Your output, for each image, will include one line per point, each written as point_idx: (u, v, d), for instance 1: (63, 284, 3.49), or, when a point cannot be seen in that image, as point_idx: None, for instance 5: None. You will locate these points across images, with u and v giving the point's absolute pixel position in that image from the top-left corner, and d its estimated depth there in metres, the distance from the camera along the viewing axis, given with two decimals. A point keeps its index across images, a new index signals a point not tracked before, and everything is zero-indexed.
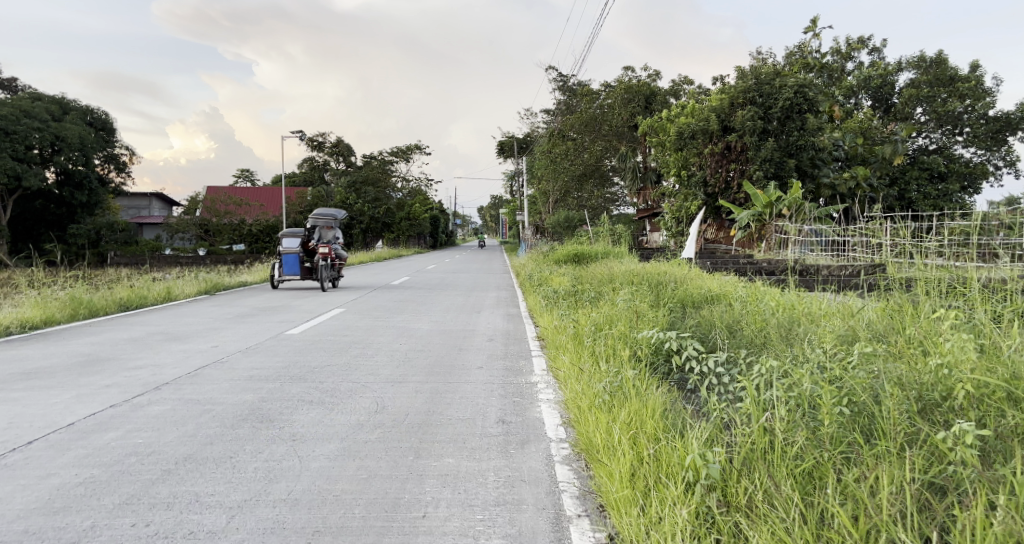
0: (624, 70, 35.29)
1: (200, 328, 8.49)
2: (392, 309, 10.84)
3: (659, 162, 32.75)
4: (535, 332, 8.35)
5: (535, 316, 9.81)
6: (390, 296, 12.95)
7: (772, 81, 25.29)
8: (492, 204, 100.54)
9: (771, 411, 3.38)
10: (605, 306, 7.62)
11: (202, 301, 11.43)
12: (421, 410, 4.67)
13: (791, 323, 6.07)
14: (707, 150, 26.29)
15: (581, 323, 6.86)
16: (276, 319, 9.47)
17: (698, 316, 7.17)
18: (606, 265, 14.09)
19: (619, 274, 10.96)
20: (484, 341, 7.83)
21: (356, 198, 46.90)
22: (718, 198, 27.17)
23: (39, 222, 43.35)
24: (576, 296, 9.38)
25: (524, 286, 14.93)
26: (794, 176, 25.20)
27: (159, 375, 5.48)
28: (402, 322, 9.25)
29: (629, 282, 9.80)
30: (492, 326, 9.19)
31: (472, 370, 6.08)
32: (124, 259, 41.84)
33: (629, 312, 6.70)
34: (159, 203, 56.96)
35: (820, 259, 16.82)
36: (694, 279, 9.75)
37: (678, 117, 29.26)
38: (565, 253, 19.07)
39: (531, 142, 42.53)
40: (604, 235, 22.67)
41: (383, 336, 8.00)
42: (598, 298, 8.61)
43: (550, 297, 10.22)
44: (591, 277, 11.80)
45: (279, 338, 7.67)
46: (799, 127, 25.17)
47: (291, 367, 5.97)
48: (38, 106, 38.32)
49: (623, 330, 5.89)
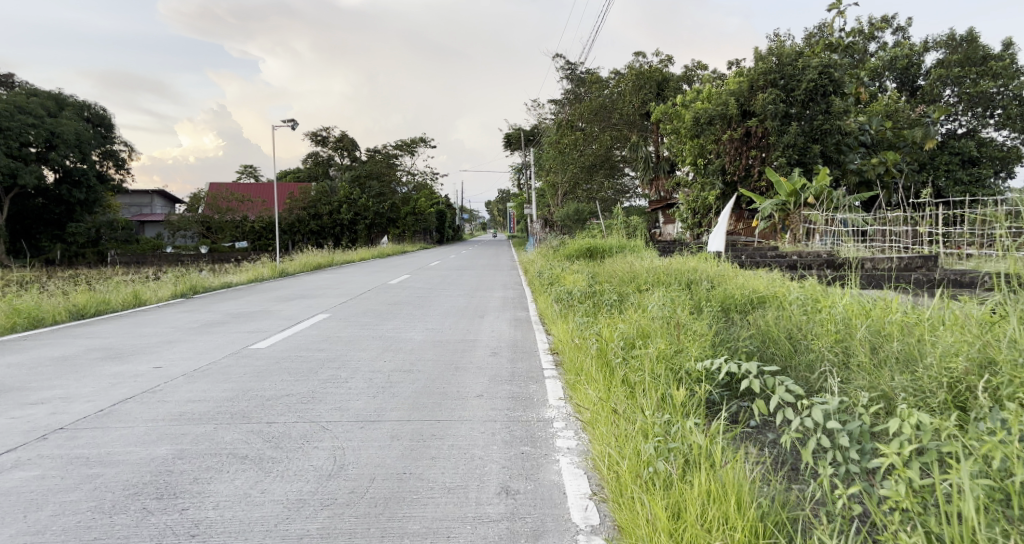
0: (636, 55, 33.91)
1: (153, 341, 7.19)
2: (384, 315, 9.53)
3: (673, 150, 31.39)
4: (547, 345, 7.04)
5: (547, 322, 8.51)
6: (384, 298, 11.63)
7: (794, 62, 23.90)
8: (500, 198, 99.75)
9: (949, 512, 2.06)
10: (635, 313, 6.28)
11: (173, 307, 10.15)
12: (392, 472, 3.35)
13: (879, 339, 4.73)
14: (726, 136, 24.89)
15: (606, 337, 5.56)
16: (247, 328, 8.17)
17: (751, 326, 5.87)
18: (624, 260, 12.75)
19: (641, 271, 9.67)
20: (488, 356, 6.53)
21: (360, 193, 45.75)
22: (737, 186, 25.59)
23: (37, 221, 42.42)
24: (593, 300, 8.07)
25: (533, 284, 13.61)
26: (819, 163, 23.71)
27: (57, 414, 4.17)
28: (391, 332, 7.93)
29: (655, 282, 8.51)
30: (497, 336, 7.84)
31: (470, 401, 4.77)
32: (124, 257, 40.86)
33: (667, 323, 5.40)
34: (161, 200, 56.06)
35: (858, 250, 15.46)
36: (732, 278, 8.41)
37: (694, 103, 27.97)
38: (578, 247, 17.74)
39: (538, 134, 41.13)
40: (618, 228, 21.30)
41: (367, 351, 6.69)
42: (623, 304, 7.32)
43: (563, 299, 8.89)
44: (609, 275, 10.49)
45: (240, 355, 6.37)
46: (824, 110, 23.71)
47: (239, 399, 4.67)
48: (34, 101, 37.30)
49: (666, 350, 4.58)
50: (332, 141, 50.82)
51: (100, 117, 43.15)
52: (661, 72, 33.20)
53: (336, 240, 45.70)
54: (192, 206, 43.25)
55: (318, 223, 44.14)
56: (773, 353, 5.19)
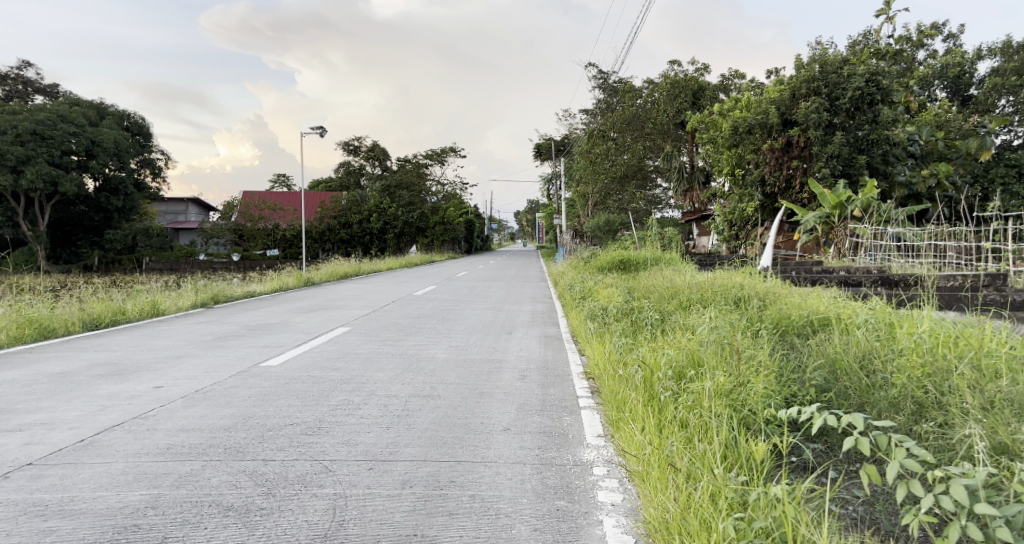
0: (670, 63, 33.26)
1: (160, 356, 6.75)
2: (407, 329, 9.01)
3: (709, 160, 30.55)
4: (582, 368, 6.42)
5: (580, 341, 7.85)
6: (408, 311, 11.11)
7: (839, 69, 22.95)
8: (530, 208, 99.61)
9: None
10: (682, 336, 5.60)
11: (190, 317, 9.78)
12: (400, 535, 2.77)
13: (984, 377, 4.00)
14: (766, 145, 24.05)
15: (652, 364, 4.92)
16: (262, 343, 7.72)
17: (817, 354, 5.15)
18: (661, 274, 12.08)
19: (681, 286, 8.97)
20: (516, 380, 5.92)
21: (390, 202, 45.47)
22: (778, 197, 24.77)
23: (77, 228, 43.40)
24: (631, 318, 7.40)
25: (564, 298, 13.01)
26: (865, 174, 22.65)
27: (30, 444, 3.68)
28: (412, 350, 7.37)
29: (699, 300, 7.80)
30: (526, 355, 7.23)
31: (496, 436, 4.17)
32: (159, 264, 41.50)
33: (722, 351, 4.73)
34: (196, 208, 57.07)
35: (912, 267, 14.55)
36: (785, 297, 7.68)
37: (732, 111, 27.24)
38: (610, 258, 17.09)
39: (568, 144, 40.54)
40: (653, 239, 20.55)
41: (385, 371, 6.14)
42: (667, 324, 6.63)
43: (598, 316, 8.22)
44: (646, 289, 9.82)
45: (250, 373, 5.89)
46: (871, 119, 22.65)
47: (236, 429, 4.12)
48: (76, 110, 38.28)
49: (727, 385, 3.92)
50: (364, 151, 50.98)
51: (140, 126, 44.16)
52: (697, 80, 32.37)
53: (365, 248, 45.78)
54: (226, 214, 43.78)
55: (348, 232, 44.29)
56: (847, 388, 4.47)
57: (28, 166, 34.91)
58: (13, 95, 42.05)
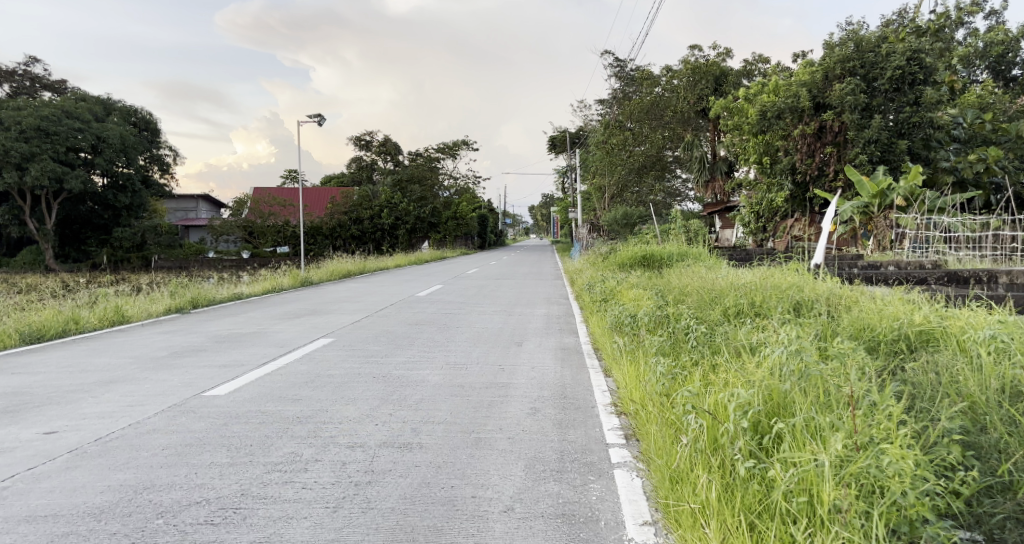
0: (690, 49, 31.63)
1: (89, 380, 5.43)
2: (401, 341, 7.65)
3: (734, 149, 28.94)
4: (610, 397, 5.06)
5: (605, 358, 6.46)
6: (406, 317, 9.74)
7: (877, 48, 21.21)
8: (545, 203, 98.28)
9: None
10: (746, 363, 4.23)
11: (153, 327, 8.45)
12: None
13: None
14: (797, 131, 22.42)
15: (715, 404, 3.56)
16: (225, 361, 6.41)
17: (940, 383, 3.73)
18: (691, 272, 10.70)
19: (723, 288, 7.53)
20: (526, 417, 4.54)
21: (401, 197, 44.15)
22: (810, 186, 23.15)
23: (86, 226, 42.78)
24: (669, 330, 6.03)
25: (582, 300, 11.65)
26: (906, 160, 20.98)
27: None
28: (402, 371, 6.01)
29: (749, 306, 6.41)
30: (540, 377, 5.86)
31: (494, 524, 2.83)
32: (167, 261, 40.68)
33: (816, 394, 3.37)
34: (206, 204, 56.34)
35: (975, 263, 12.97)
36: (857, 302, 6.22)
37: (759, 96, 25.68)
38: (631, 254, 15.67)
39: (583, 136, 38.97)
40: (677, 233, 19.06)
41: (358, 405, 4.77)
42: (717, 342, 5.27)
43: (627, 328, 6.82)
44: (680, 292, 8.39)
45: (186, 408, 4.54)
46: (912, 101, 20.86)
47: (110, 518, 2.77)
48: (82, 106, 37.53)
49: (846, 452, 2.58)
50: (376, 146, 49.83)
51: (147, 122, 43.39)
52: (720, 66, 30.60)
53: (377, 245, 44.79)
54: (235, 211, 42.85)
55: (359, 228, 43.19)
56: (1004, 440, 3.05)
57: (32, 163, 34.12)
58: (21, 92, 41.49)
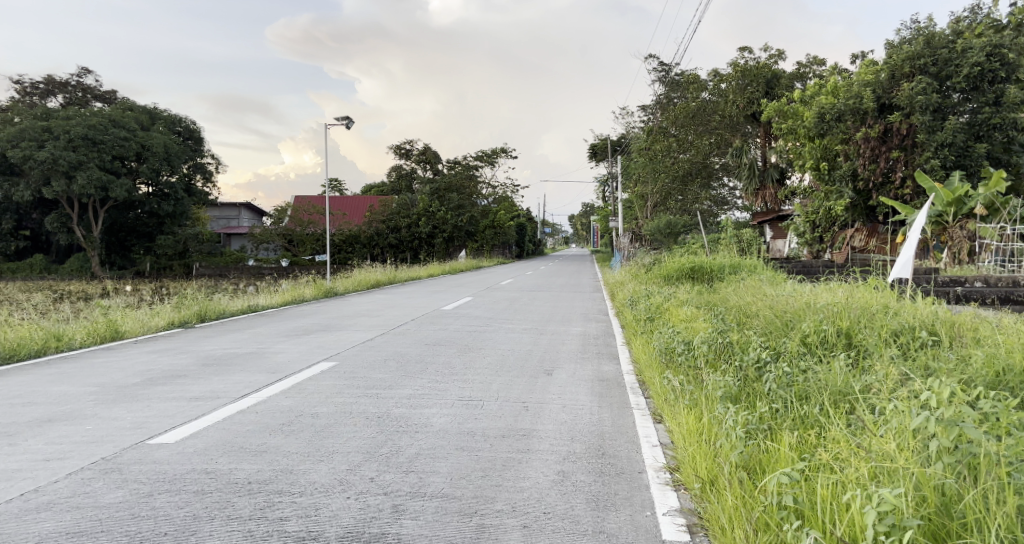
0: (740, 51, 30.12)
1: (30, 415, 4.54)
2: (413, 367, 6.59)
3: (789, 154, 27.18)
4: (663, 458, 3.82)
5: (652, 396, 5.21)
6: (424, 336, 8.70)
7: (951, 43, 19.28)
8: (585, 212, 97.07)
9: None
10: (863, 428, 2.95)
11: (143, 346, 7.63)
12: None
13: None
14: (860, 134, 20.58)
15: (833, 507, 2.32)
16: (203, 392, 5.46)
17: None
18: (750, 289, 9.31)
19: (797, 309, 6.16)
20: (551, 489, 3.35)
21: (439, 205, 43.59)
22: (873, 194, 21.33)
23: (132, 233, 43.66)
24: (738, 365, 4.74)
25: (623, 318, 10.41)
26: (985, 165, 18.97)
27: None
28: (404, 410, 4.92)
29: (835, 333, 5.08)
30: (572, 420, 4.68)
31: None
32: (209, 268, 40.99)
33: (1007, 499, 2.08)
34: (248, 213, 57.08)
35: None
36: (986, 333, 4.79)
37: (816, 98, 24.04)
38: (677, 265, 14.30)
39: (624, 144, 37.65)
40: (727, 243, 17.65)
41: (333, 462, 3.71)
42: (805, 386, 3.97)
43: (680, 360, 5.53)
44: (742, 313, 7.03)
45: (115, 463, 3.56)
46: (992, 100, 18.81)
47: None
48: (128, 115, 38.13)
49: None
50: (415, 155, 49.38)
51: (191, 131, 43.93)
52: (772, 68, 29.10)
53: (414, 254, 43.95)
54: (276, 219, 42.88)
55: (396, 236, 42.70)
56: None
57: (80, 172, 34.70)
58: (74, 103, 42.63)
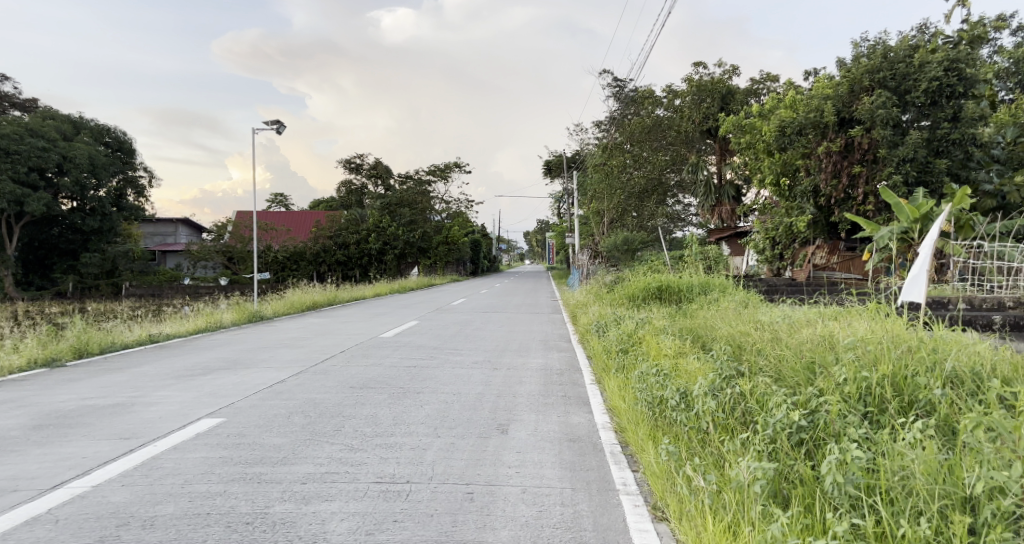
0: (696, 66, 29.70)
1: None
2: (324, 426, 4.98)
3: (747, 169, 26.65)
4: None
5: (645, 472, 3.80)
6: (355, 374, 7.12)
7: (909, 58, 18.95)
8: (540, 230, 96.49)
9: None
10: None
11: None
12: None
13: None
14: (822, 149, 19.85)
15: None
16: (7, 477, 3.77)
17: None
18: (732, 314, 8.06)
19: (813, 345, 4.85)
20: None
21: (389, 220, 41.71)
22: (836, 210, 20.70)
23: (53, 251, 40.12)
24: (764, 432, 3.39)
25: (589, 348, 9.01)
26: (947, 182, 18.48)
27: None
28: (285, 510, 3.32)
29: (884, 384, 3.76)
30: (533, 522, 3.18)
31: None
32: (139, 287, 37.90)
33: None
34: (185, 229, 53.66)
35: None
36: None
37: (773, 113, 23.58)
38: (642, 284, 13.09)
39: (580, 159, 36.79)
40: (692, 260, 16.67)
41: None
42: (884, 479, 2.65)
43: (678, 420, 4.14)
44: (740, 350, 5.70)
45: None
46: (950, 116, 18.51)
47: None
48: (48, 124, 34.97)
49: None
50: (365, 169, 47.33)
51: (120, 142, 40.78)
52: (727, 84, 28.76)
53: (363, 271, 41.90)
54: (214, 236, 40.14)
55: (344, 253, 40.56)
56: None
57: None
58: None
